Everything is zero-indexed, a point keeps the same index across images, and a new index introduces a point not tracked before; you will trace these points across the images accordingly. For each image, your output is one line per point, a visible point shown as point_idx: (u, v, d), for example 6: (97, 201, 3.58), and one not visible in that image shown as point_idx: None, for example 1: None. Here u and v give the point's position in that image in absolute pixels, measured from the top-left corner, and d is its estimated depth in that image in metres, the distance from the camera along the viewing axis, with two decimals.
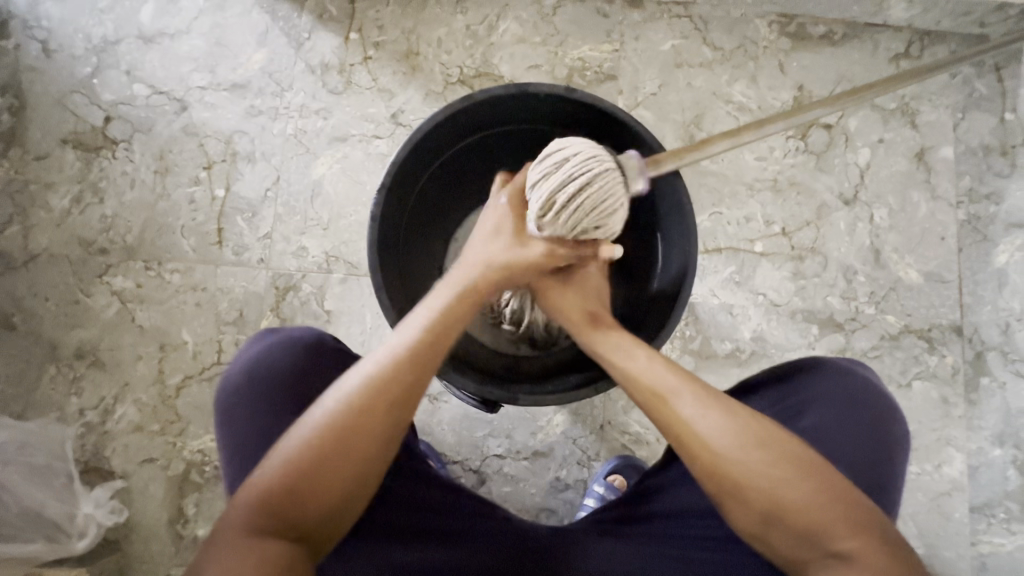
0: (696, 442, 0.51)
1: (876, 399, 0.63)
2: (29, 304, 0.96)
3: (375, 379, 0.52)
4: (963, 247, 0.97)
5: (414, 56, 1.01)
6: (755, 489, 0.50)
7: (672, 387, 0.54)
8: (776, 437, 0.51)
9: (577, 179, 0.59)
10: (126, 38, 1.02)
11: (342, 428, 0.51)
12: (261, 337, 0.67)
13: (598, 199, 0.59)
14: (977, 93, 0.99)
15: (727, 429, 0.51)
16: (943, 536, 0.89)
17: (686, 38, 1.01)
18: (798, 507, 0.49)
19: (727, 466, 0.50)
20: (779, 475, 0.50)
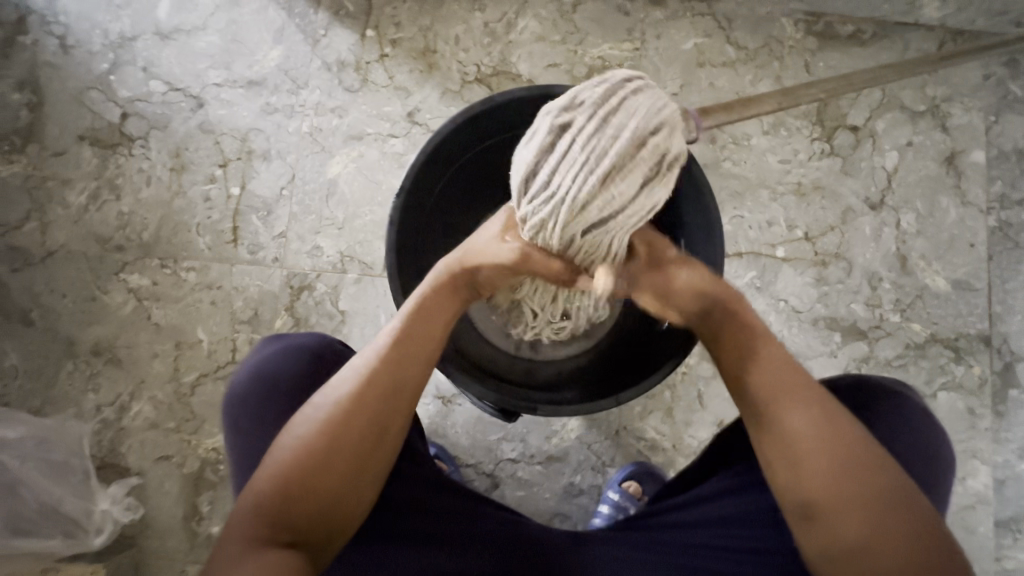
0: (793, 448, 0.51)
1: (922, 422, 0.60)
2: (47, 301, 0.96)
3: (365, 373, 0.53)
4: (994, 255, 0.94)
5: (431, 54, 1.00)
6: (846, 510, 0.49)
7: (787, 393, 0.53)
8: (892, 481, 0.49)
9: (617, 111, 0.49)
10: (143, 34, 1.02)
11: (335, 422, 0.51)
12: (270, 341, 0.67)
13: (643, 118, 0.49)
14: (1011, 94, 0.96)
15: (835, 448, 0.50)
16: (966, 550, 0.87)
17: (709, 37, 0.99)
18: (892, 549, 0.47)
19: (824, 477, 0.50)
20: (872, 502, 0.48)
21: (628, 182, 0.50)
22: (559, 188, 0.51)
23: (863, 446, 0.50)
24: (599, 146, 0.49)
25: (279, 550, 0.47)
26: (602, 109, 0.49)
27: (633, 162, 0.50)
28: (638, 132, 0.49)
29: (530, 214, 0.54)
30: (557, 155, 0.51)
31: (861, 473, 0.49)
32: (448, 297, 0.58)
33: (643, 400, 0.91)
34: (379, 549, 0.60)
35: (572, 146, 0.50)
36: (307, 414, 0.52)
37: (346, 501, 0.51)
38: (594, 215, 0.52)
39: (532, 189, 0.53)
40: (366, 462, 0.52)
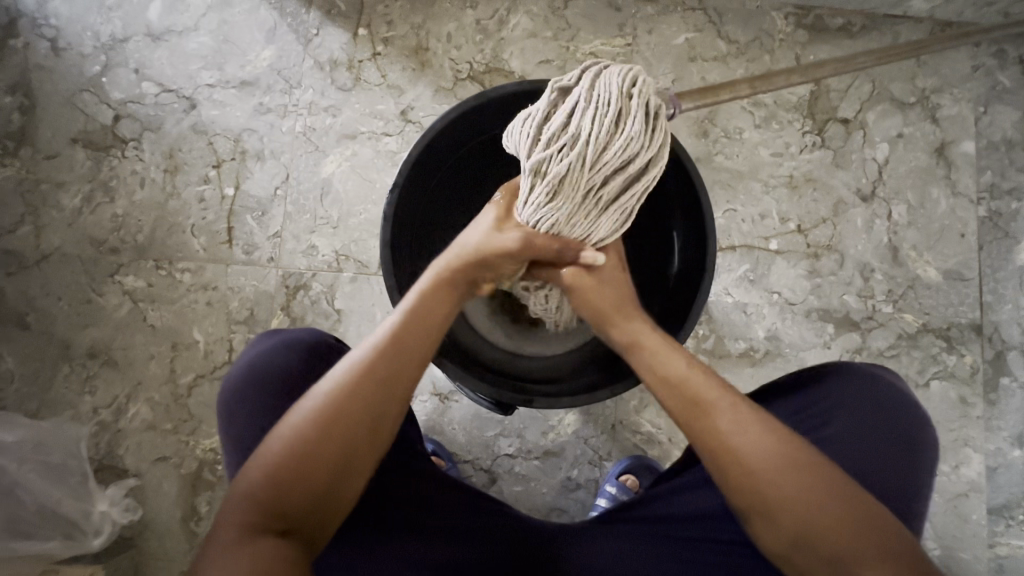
0: (734, 455, 0.51)
1: (902, 407, 0.61)
2: (42, 304, 0.96)
3: (358, 373, 0.53)
4: (984, 244, 0.94)
5: (423, 52, 1.00)
6: (783, 509, 0.49)
7: (710, 402, 0.53)
8: (813, 462, 0.50)
9: (602, 76, 0.55)
10: (134, 36, 1.02)
11: (320, 418, 0.51)
12: (270, 336, 0.67)
13: (626, 72, 0.55)
14: (1000, 85, 0.97)
15: (762, 447, 0.51)
16: (960, 537, 0.88)
17: (700, 31, 0.99)
18: (825, 532, 0.49)
19: (759, 484, 0.50)
20: (816, 497, 0.49)
21: (637, 118, 0.54)
22: (574, 124, 0.54)
23: (800, 445, 0.51)
24: (603, 91, 0.54)
25: (274, 540, 0.47)
26: (594, 68, 0.56)
27: (635, 102, 0.54)
28: (629, 82, 0.55)
29: (549, 154, 0.55)
30: (565, 100, 0.55)
31: (792, 470, 0.50)
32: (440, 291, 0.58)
33: (638, 393, 0.92)
34: (378, 542, 0.61)
35: (580, 91, 0.55)
36: (301, 407, 0.52)
37: (334, 491, 0.51)
38: (610, 152, 0.54)
39: (548, 132, 0.55)
40: (348, 456, 0.51)
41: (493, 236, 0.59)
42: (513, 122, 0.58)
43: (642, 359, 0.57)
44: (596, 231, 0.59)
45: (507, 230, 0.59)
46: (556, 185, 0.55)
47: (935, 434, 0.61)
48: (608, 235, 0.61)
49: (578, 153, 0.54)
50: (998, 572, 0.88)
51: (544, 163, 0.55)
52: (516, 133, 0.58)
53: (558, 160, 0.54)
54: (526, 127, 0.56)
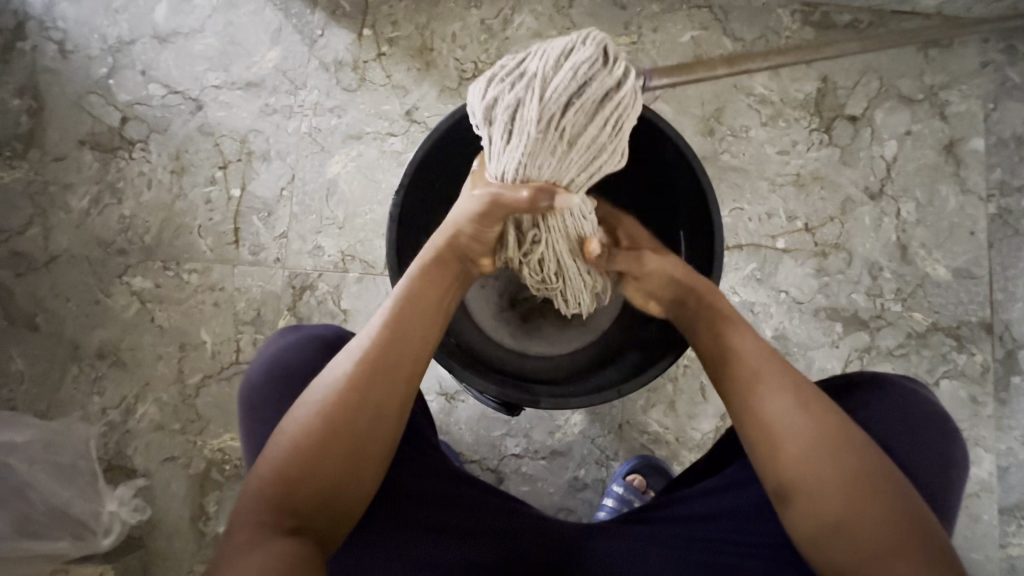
0: (769, 433, 0.52)
1: (931, 421, 0.60)
2: (50, 305, 0.97)
3: (363, 355, 0.54)
4: (994, 242, 0.94)
5: (428, 52, 1.00)
6: (826, 489, 0.49)
7: (763, 376, 0.54)
8: (859, 448, 0.51)
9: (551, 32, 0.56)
10: (141, 38, 1.02)
11: (334, 402, 0.52)
12: (284, 335, 0.67)
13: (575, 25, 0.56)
14: (1010, 81, 0.96)
15: (813, 424, 0.51)
16: (970, 538, 0.88)
17: (706, 29, 0.99)
18: (863, 519, 0.48)
19: (807, 462, 0.50)
20: (856, 481, 0.49)
21: (588, 57, 0.52)
22: (522, 68, 0.54)
23: (833, 420, 0.51)
24: (555, 41, 0.54)
25: (282, 539, 0.47)
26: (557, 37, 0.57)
27: (589, 45, 0.53)
28: (586, 33, 0.54)
29: (495, 96, 0.54)
30: (518, 55, 0.56)
31: (842, 449, 0.50)
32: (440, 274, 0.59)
33: (645, 393, 0.92)
34: (390, 543, 0.60)
35: (533, 45, 0.55)
36: (315, 393, 0.53)
37: (343, 490, 0.51)
38: (558, 86, 0.52)
39: (497, 78, 0.55)
40: (369, 438, 0.52)
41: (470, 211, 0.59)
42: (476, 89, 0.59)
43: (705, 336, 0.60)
44: (563, 170, 0.54)
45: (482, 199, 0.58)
46: (506, 127, 0.54)
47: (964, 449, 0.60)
48: (572, 178, 0.55)
49: (522, 88, 0.53)
50: (1010, 573, 0.87)
51: (491, 107, 0.54)
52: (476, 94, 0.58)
53: (505, 101, 0.53)
54: (481, 81, 0.56)
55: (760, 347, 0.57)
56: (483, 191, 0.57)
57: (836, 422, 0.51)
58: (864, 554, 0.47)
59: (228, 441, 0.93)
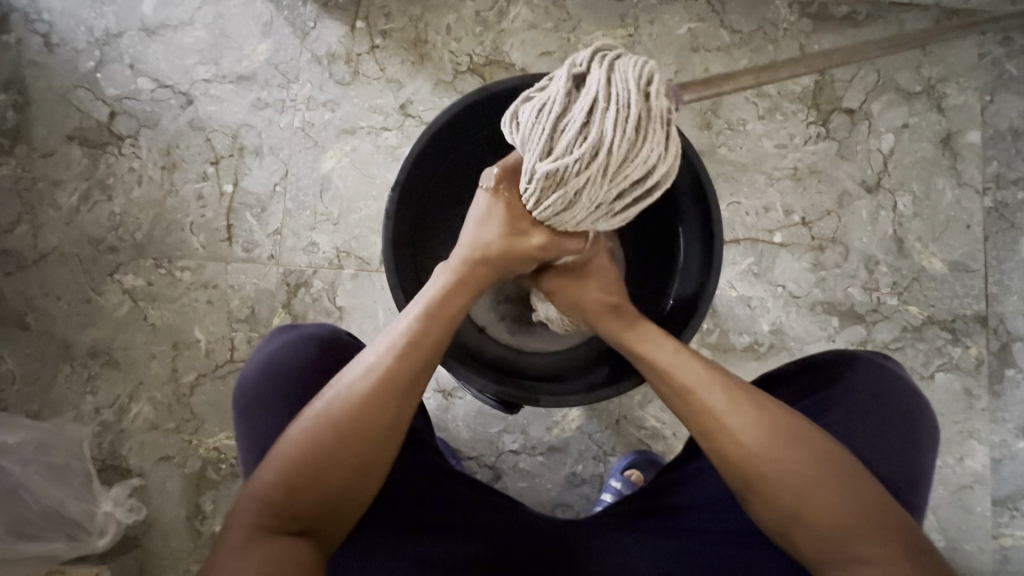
0: (722, 433, 0.52)
1: (904, 396, 0.61)
2: (41, 304, 0.95)
3: (382, 373, 0.53)
4: (990, 235, 0.94)
5: (422, 45, 0.99)
6: (780, 486, 0.50)
7: (699, 380, 0.54)
8: (807, 437, 0.51)
9: (614, 72, 0.51)
10: (129, 30, 1.00)
11: (343, 412, 0.51)
12: (278, 333, 0.67)
13: (640, 71, 0.52)
14: (1007, 74, 0.96)
15: (760, 424, 0.51)
16: (963, 529, 0.88)
17: (703, 21, 0.98)
18: (821, 511, 0.49)
19: (757, 463, 0.50)
20: (813, 473, 0.49)
21: (658, 125, 0.51)
22: (596, 128, 0.50)
23: (777, 412, 0.52)
24: (618, 89, 0.51)
25: (288, 540, 0.47)
26: (608, 57, 0.52)
27: (656, 105, 0.51)
28: (647, 79, 0.51)
29: (567, 163, 0.51)
30: (582, 96, 0.52)
31: (789, 446, 0.50)
32: (461, 288, 0.59)
33: (643, 388, 0.92)
34: (385, 539, 0.60)
35: (596, 87, 0.51)
36: (324, 400, 0.52)
37: (348, 495, 0.51)
38: (633, 162, 0.52)
39: (565, 135, 0.52)
40: (373, 449, 0.51)
41: (512, 239, 0.59)
42: (522, 112, 0.54)
43: (637, 344, 0.60)
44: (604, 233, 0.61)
45: (524, 233, 0.59)
46: (573, 195, 0.54)
47: (935, 422, 0.61)
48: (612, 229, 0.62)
49: (598, 151, 0.51)
50: (1002, 563, 0.88)
51: (560, 171, 0.52)
52: (528, 127, 0.53)
53: (576, 171, 0.52)
54: (540, 127, 0.52)
55: (686, 350, 0.58)
56: (541, 238, 0.59)
57: (781, 414, 0.52)
58: (824, 540, 0.49)
59: (224, 439, 0.92)
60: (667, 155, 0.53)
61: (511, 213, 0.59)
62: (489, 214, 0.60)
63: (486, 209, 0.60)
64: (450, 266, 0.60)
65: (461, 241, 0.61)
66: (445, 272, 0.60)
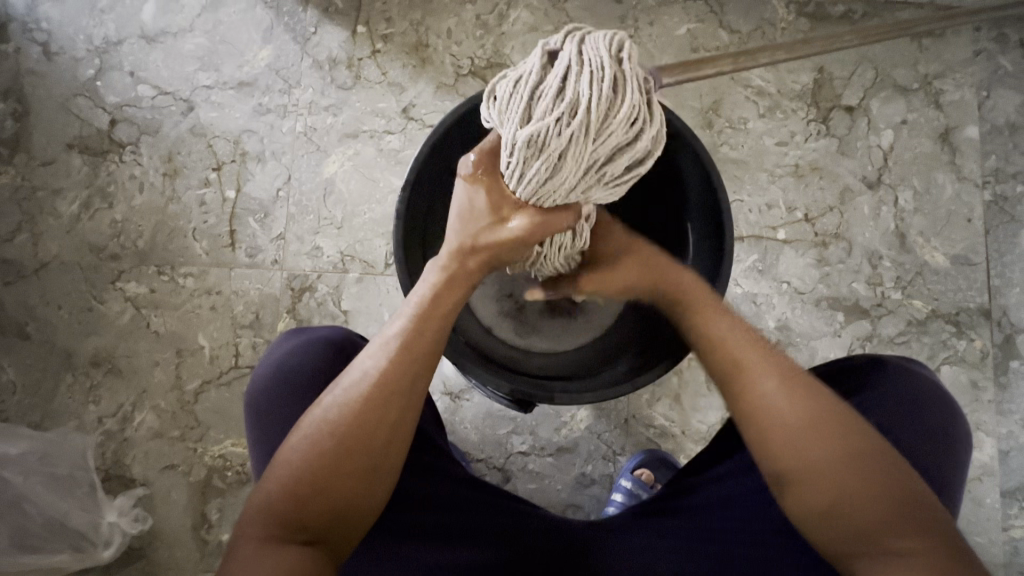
0: (764, 416, 0.53)
1: (935, 400, 0.60)
2: (43, 313, 0.94)
3: (378, 375, 0.52)
4: (990, 229, 0.94)
5: (423, 48, 0.99)
6: (819, 474, 0.50)
7: (745, 362, 0.55)
8: (847, 429, 0.51)
9: (587, 39, 0.51)
10: (129, 38, 1.00)
11: (348, 416, 0.51)
12: (288, 337, 0.66)
13: (611, 39, 0.51)
14: (1002, 69, 0.97)
15: (798, 410, 0.52)
16: (973, 521, 0.89)
17: (702, 22, 0.99)
18: (859, 502, 0.49)
19: (796, 448, 0.51)
20: (852, 464, 0.50)
21: (635, 88, 0.51)
22: (572, 88, 0.49)
23: (820, 401, 0.52)
24: (590, 53, 0.50)
25: (297, 550, 0.47)
26: (576, 32, 0.52)
27: (629, 69, 0.51)
28: (618, 47, 0.51)
29: (547, 124, 0.49)
30: (554, 63, 0.51)
31: (827, 434, 0.51)
32: (454, 283, 0.58)
33: (651, 387, 0.92)
34: (402, 543, 0.59)
35: (568, 53, 0.51)
36: (322, 404, 0.52)
37: (358, 500, 0.51)
38: (613, 123, 0.50)
39: (543, 98, 0.50)
40: (377, 451, 0.51)
41: (494, 227, 0.58)
42: (499, 85, 0.53)
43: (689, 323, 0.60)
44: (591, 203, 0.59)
45: (504, 219, 0.58)
46: (557, 159, 0.51)
47: (966, 425, 0.61)
48: (604, 200, 0.58)
49: (578, 110, 0.49)
50: (1013, 554, 0.88)
51: (542, 134, 0.50)
52: (505, 99, 0.52)
53: (558, 132, 0.50)
54: (519, 93, 0.51)
55: (741, 330, 0.58)
56: (521, 222, 0.57)
57: (827, 403, 0.52)
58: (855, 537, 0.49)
59: (229, 446, 0.91)
60: (647, 117, 0.52)
61: (492, 200, 0.57)
62: (473, 206, 0.58)
63: (469, 199, 0.58)
64: (440, 260, 0.59)
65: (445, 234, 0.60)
66: (437, 267, 0.59)
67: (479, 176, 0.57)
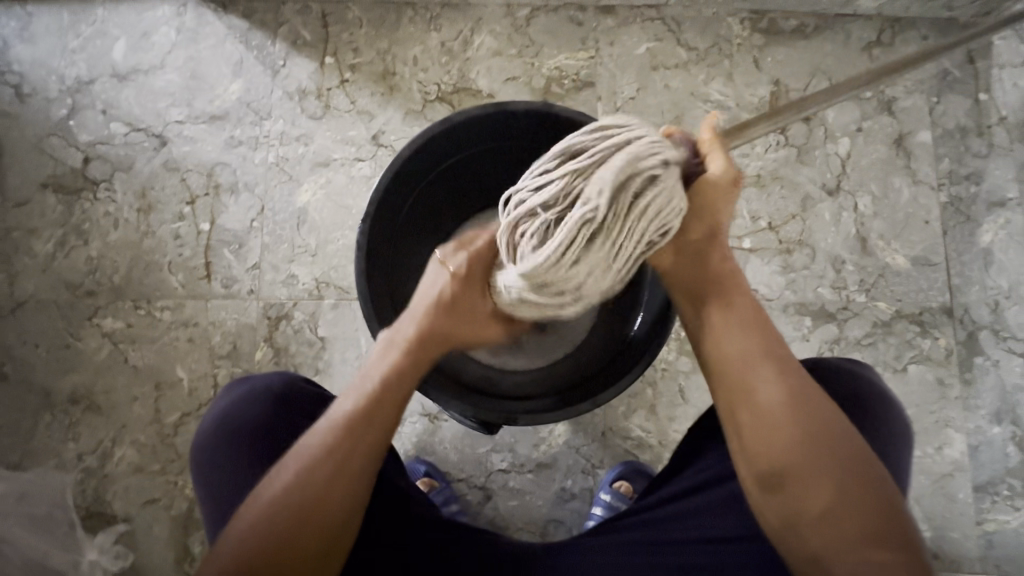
0: (756, 407, 0.50)
1: (876, 400, 0.62)
2: (19, 353, 0.95)
3: (339, 457, 0.51)
4: (948, 230, 0.97)
5: (391, 76, 1.02)
6: (809, 473, 0.48)
7: (738, 353, 0.52)
8: (831, 427, 0.49)
9: (646, 220, 0.52)
10: (101, 77, 1.02)
11: (301, 494, 0.50)
12: (231, 388, 0.67)
13: (664, 222, 0.53)
14: (951, 76, 1.01)
15: (789, 403, 0.50)
16: (948, 517, 0.90)
17: (661, 41, 1.03)
18: (847, 508, 0.47)
19: (785, 447, 0.49)
20: (841, 465, 0.48)
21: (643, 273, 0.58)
22: (635, 176, 0.51)
23: (807, 394, 0.51)
24: (655, 151, 0.52)
25: None
26: (650, 192, 0.52)
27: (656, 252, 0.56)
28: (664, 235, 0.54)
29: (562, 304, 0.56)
30: (611, 145, 0.53)
31: (814, 429, 0.49)
32: (417, 363, 0.56)
33: (626, 399, 0.93)
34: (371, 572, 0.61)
35: (630, 139, 0.53)
36: (277, 479, 0.51)
37: (312, 568, 0.50)
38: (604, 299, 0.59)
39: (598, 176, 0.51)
40: (338, 518, 0.51)
41: (471, 321, 0.59)
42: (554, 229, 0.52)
43: (696, 301, 0.56)
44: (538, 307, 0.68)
45: (486, 322, 0.61)
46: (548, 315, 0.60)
47: (904, 419, 0.62)
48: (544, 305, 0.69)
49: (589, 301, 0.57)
50: (989, 548, 0.89)
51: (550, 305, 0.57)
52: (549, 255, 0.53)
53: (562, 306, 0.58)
54: (558, 260, 0.53)
55: (745, 315, 0.54)
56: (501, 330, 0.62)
57: (816, 399, 0.50)
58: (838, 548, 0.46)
59: None
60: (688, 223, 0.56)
61: (461, 292, 0.59)
62: (446, 295, 0.58)
63: (441, 287, 0.58)
64: (403, 343, 0.56)
65: (408, 316, 0.58)
66: (396, 344, 0.57)
67: (465, 278, 0.59)
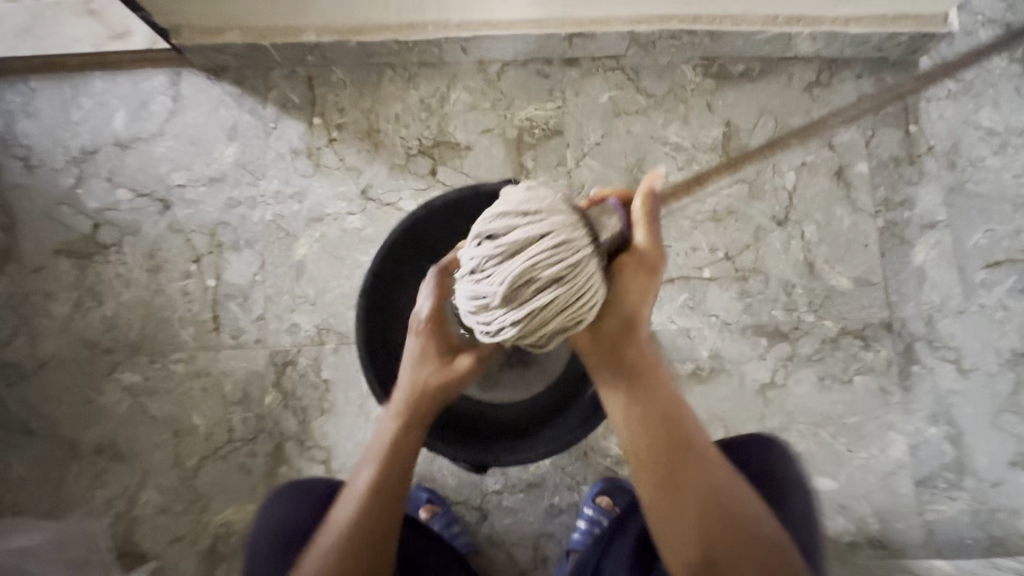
0: (685, 503, 0.59)
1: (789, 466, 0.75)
2: (45, 409, 1.03)
3: (358, 520, 0.61)
4: (885, 251, 1.08)
5: (375, 133, 1.10)
6: (729, 552, 0.58)
7: (668, 457, 0.61)
8: (743, 509, 0.60)
9: (554, 296, 0.59)
10: (104, 147, 1.10)
11: (335, 560, 0.59)
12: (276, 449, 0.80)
13: (575, 296, 0.60)
14: (883, 111, 1.11)
15: (709, 496, 0.59)
16: (893, 510, 1.01)
17: (621, 89, 1.12)
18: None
19: (710, 533, 0.58)
20: (753, 541, 0.58)
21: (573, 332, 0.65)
22: (537, 270, 0.59)
23: (722, 484, 0.60)
24: (557, 243, 0.59)
25: None
26: (557, 272, 0.59)
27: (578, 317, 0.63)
28: (577, 307, 0.61)
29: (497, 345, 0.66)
30: (526, 234, 0.59)
31: (730, 515, 0.59)
32: (410, 423, 0.66)
33: (604, 421, 1.03)
34: None
35: (538, 228, 0.59)
36: (315, 555, 0.60)
37: None
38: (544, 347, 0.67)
39: (506, 265, 0.60)
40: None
41: (446, 371, 0.68)
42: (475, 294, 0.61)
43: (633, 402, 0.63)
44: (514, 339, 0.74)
45: (457, 361, 0.68)
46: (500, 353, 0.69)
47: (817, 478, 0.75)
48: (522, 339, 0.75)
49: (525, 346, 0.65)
50: (929, 535, 1.01)
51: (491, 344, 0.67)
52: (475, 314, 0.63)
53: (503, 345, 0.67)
54: (482, 320, 0.62)
55: (669, 417, 0.62)
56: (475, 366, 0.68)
57: (729, 486, 0.60)
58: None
59: (230, 514, 1.00)
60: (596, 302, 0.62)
61: (431, 350, 0.68)
62: (422, 355, 0.68)
63: (418, 350, 0.68)
64: (395, 407, 0.67)
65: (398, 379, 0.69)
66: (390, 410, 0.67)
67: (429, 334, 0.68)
